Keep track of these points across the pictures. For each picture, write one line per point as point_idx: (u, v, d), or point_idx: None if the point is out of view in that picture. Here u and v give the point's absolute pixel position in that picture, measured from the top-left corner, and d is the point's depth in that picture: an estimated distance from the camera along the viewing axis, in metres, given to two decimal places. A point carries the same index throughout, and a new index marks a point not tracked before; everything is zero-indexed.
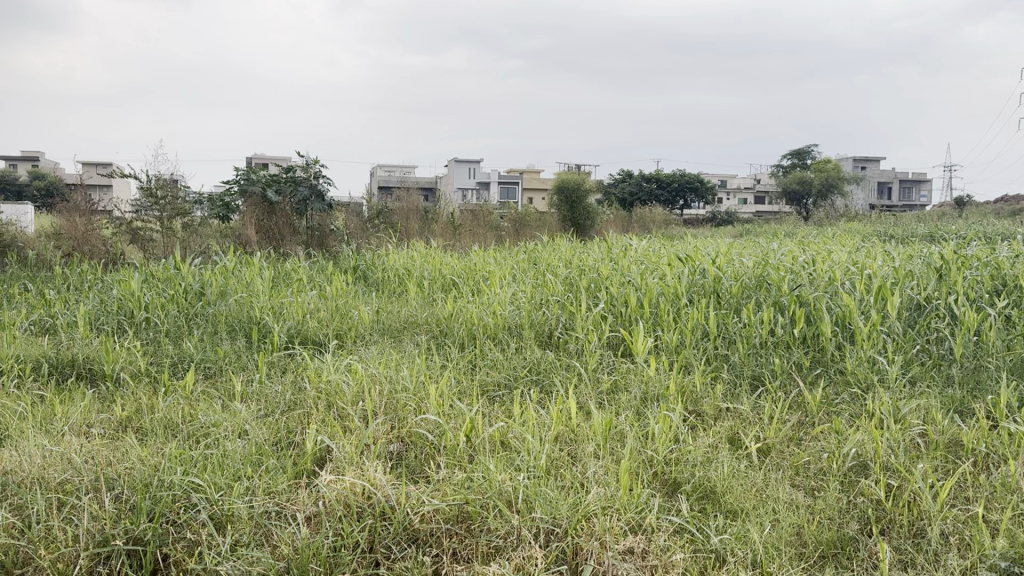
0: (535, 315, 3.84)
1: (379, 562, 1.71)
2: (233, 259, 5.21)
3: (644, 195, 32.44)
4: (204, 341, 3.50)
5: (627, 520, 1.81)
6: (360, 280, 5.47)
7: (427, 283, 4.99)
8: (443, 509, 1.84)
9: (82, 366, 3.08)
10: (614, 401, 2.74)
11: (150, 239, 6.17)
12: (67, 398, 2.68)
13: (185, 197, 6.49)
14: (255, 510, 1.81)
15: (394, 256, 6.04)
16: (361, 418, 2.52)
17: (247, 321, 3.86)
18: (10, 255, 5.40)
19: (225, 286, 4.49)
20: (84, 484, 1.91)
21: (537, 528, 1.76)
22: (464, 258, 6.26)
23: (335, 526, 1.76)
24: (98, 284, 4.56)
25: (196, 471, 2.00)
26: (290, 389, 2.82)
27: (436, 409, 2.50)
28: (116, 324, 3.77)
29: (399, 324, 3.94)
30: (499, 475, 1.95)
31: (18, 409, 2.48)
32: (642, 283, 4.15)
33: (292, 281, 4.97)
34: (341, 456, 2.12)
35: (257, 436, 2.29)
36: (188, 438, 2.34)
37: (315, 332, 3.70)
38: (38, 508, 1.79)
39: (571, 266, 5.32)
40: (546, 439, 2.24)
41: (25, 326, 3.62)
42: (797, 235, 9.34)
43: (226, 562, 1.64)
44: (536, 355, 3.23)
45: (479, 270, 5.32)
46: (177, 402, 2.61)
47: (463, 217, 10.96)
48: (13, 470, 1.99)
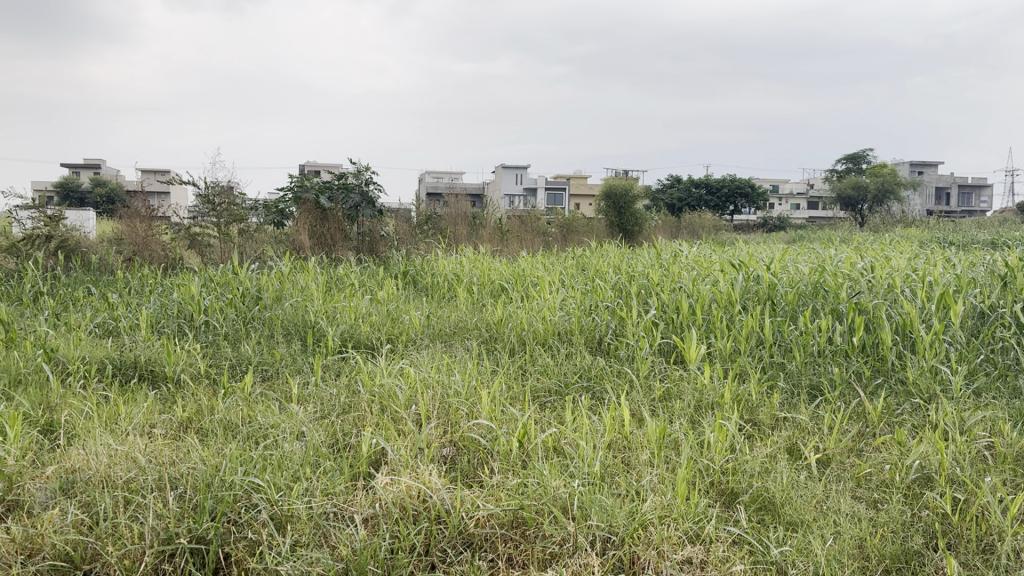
0: (585, 321, 3.82)
1: (435, 565, 1.72)
2: (287, 265, 5.30)
3: (693, 200, 32.13)
4: (261, 345, 3.57)
5: (684, 530, 1.79)
6: (410, 284, 5.52)
7: (477, 288, 5.01)
8: (498, 514, 1.84)
9: (145, 368, 3.16)
10: (667, 408, 2.71)
11: (208, 245, 6.36)
12: (131, 398, 2.76)
13: (241, 204, 6.64)
14: (314, 511, 1.83)
15: (443, 261, 6.07)
16: (414, 421, 2.54)
17: (303, 325, 3.92)
18: (75, 260, 5.58)
19: (280, 290, 4.57)
20: (149, 482, 1.95)
21: (594, 535, 1.75)
22: (513, 263, 6.28)
23: (392, 529, 1.77)
24: (159, 288, 4.68)
25: (257, 471, 2.04)
26: (344, 392, 2.85)
27: (489, 414, 2.51)
28: (176, 327, 3.86)
29: (449, 328, 3.96)
30: (553, 482, 1.94)
31: (84, 409, 2.55)
32: (694, 289, 4.10)
33: (344, 285, 5.04)
34: (396, 459, 2.14)
35: (314, 437, 2.32)
36: (248, 439, 2.39)
37: (368, 336, 3.74)
38: (105, 506, 1.84)
39: (620, 271, 5.29)
40: (600, 446, 2.22)
41: (90, 328, 3.73)
42: (852, 242, 9.15)
43: (286, 562, 1.65)
44: (587, 362, 3.22)
45: (528, 276, 5.32)
46: (236, 404, 2.67)
47: (511, 223, 10.98)
48: (81, 468, 2.04)
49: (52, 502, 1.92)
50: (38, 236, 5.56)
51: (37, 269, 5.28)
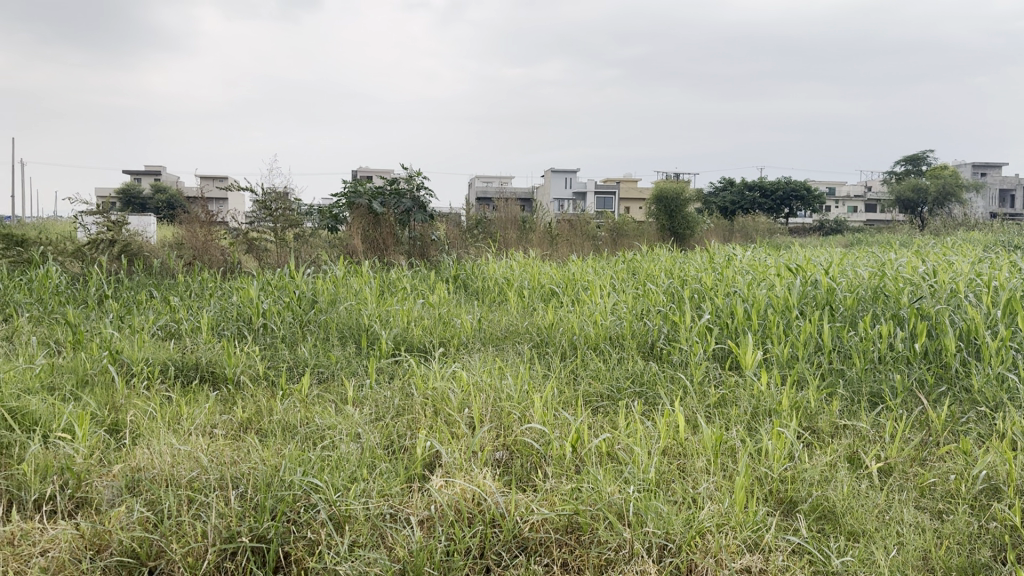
0: (637, 325, 3.80)
1: (491, 568, 1.72)
2: (341, 269, 5.38)
3: (746, 203, 31.66)
4: (317, 347, 3.63)
5: (742, 538, 1.76)
6: (461, 288, 5.56)
7: (528, 292, 5.02)
8: (552, 519, 1.84)
9: (206, 369, 3.25)
10: (723, 414, 2.67)
11: (265, 249, 6.49)
12: (192, 399, 2.83)
13: (296, 209, 6.77)
14: (371, 512, 1.85)
15: (494, 266, 6.10)
16: (468, 424, 2.55)
17: (357, 329, 3.97)
18: (138, 264, 5.74)
19: (335, 294, 4.65)
20: (211, 482, 2.00)
21: (650, 542, 1.73)
22: (563, 267, 6.27)
23: (448, 531, 1.79)
24: (219, 291, 4.79)
25: (315, 471, 2.07)
26: (398, 394, 2.88)
27: (542, 418, 2.50)
28: (236, 330, 3.95)
29: (501, 332, 3.97)
30: (608, 487, 1.93)
31: (149, 409, 2.62)
32: (749, 294, 4.04)
33: (396, 289, 5.09)
34: (451, 461, 2.15)
35: (370, 439, 2.36)
36: (305, 440, 2.43)
37: (421, 339, 3.77)
38: (169, 505, 1.89)
39: (672, 275, 5.25)
40: (655, 452, 2.20)
41: (154, 330, 3.84)
42: (912, 245, 8.91)
43: (344, 562, 1.68)
44: (640, 367, 3.20)
45: (579, 280, 5.31)
46: (293, 406, 2.72)
47: (561, 227, 10.97)
48: (145, 466, 2.10)
49: (119, 499, 1.98)
50: (102, 241, 5.74)
51: (102, 272, 5.45)
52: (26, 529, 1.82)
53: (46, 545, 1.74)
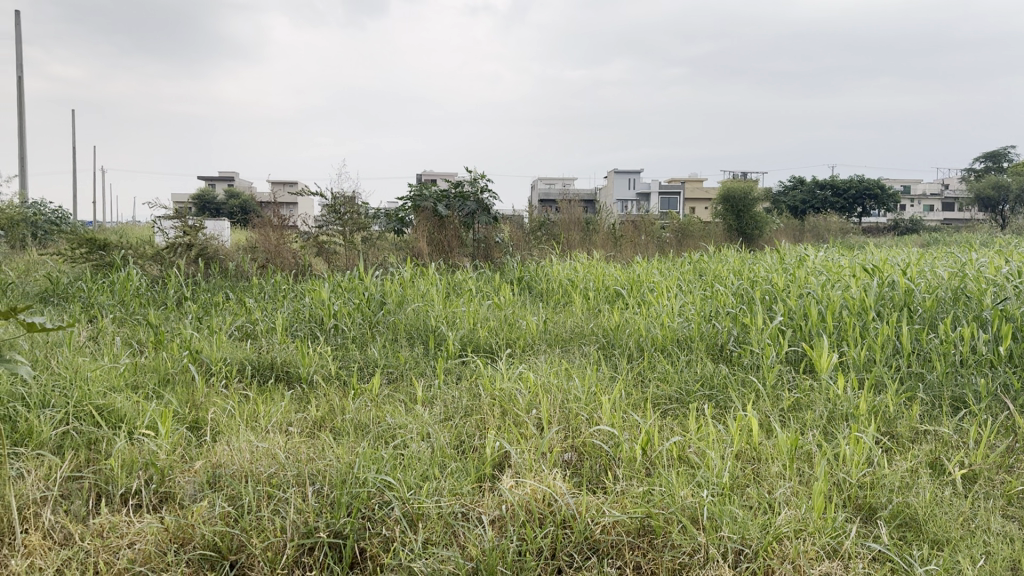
0: (705, 327, 3.74)
1: (563, 569, 1.72)
2: (409, 271, 5.46)
3: (815, 202, 30.89)
4: (387, 348, 3.70)
5: (821, 544, 1.72)
6: (526, 289, 5.57)
7: (593, 293, 5.01)
8: (624, 521, 1.83)
9: (281, 369, 3.34)
10: (798, 418, 2.62)
11: (334, 252, 6.61)
12: (268, 398, 2.90)
13: (364, 212, 6.88)
14: (443, 510, 1.88)
15: (558, 267, 6.10)
16: (536, 425, 2.56)
17: (424, 330, 4.03)
18: (214, 267, 5.92)
19: (403, 296, 4.71)
20: (289, 478, 2.05)
21: (726, 547, 1.71)
22: (629, 269, 6.23)
23: (519, 531, 1.79)
24: (291, 293, 4.91)
25: (388, 470, 2.11)
26: (466, 395, 2.90)
27: (610, 420, 2.49)
28: (308, 331, 4.04)
29: (567, 334, 3.96)
30: (681, 491, 1.91)
31: (227, 407, 2.70)
32: (823, 295, 3.95)
33: (463, 291, 5.13)
34: (520, 462, 2.16)
35: (441, 438, 2.38)
36: (378, 438, 2.47)
37: (488, 340, 3.79)
38: (250, 500, 1.94)
39: (741, 276, 5.15)
40: (728, 456, 2.17)
41: (231, 331, 3.96)
42: (995, 245, 8.55)
43: (419, 560, 1.70)
44: (710, 369, 3.15)
45: (645, 281, 5.26)
46: (365, 405, 2.77)
47: (626, 228, 10.88)
48: (226, 462, 2.16)
49: (201, 494, 2.04)
50: (181, 245, 5.94)
51: (180, 275, 5.64)
52: (114, 521, 1.90)
53: (133, 537, 1.81)
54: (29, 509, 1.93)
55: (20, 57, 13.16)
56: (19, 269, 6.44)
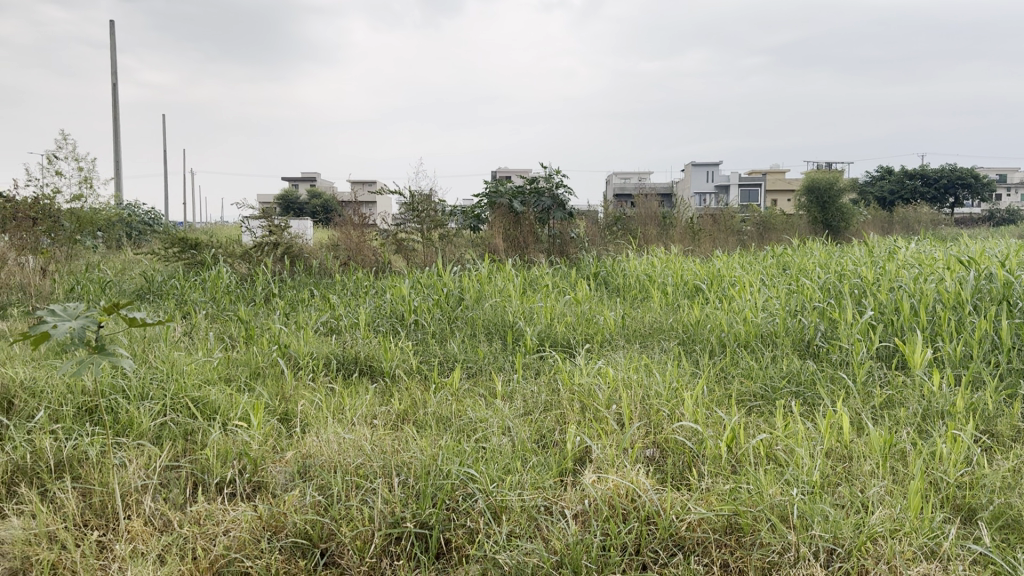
0: (790, 322, 3.65)
1: (647, 565, 1.71)
2: (486, 267, 5.50)
3: (904, 193, 29.72)
4: (466, 343, 3.74)
5: (918, 545, 1.66)
6: (602, 284, 5.54)
7: (672, 288, 4.94)
8: (710, 518, 1.80)
9: (364, 363, 3.41)
10: (890, 416, 2.53)
11: (412, 249, 6.73)
12: (354, 391, 2.98)
13: (441, 209, 6.97)
14: (526, 503, 1.89)
15: (636, 262, 6.04)
16: (617, 420, 2.54)
17: (502, 325, 4.05)
18: (299, 265, 6.09)
19: (481, 292, 4.75)
20: (375, 469, 2.10)
21: (817, 546, 1.67)
22: (707, 264, 6.12)
23: (602, 526, 1.79)
24: (372, 290, 5.02)
25: (471, 462, 2.14)
26: (545, 390, 2.90)
27: (694, 417, 2.45)
28: (389, 326, 4.13)
29: (646, 329, 3.92)
30: (770, 489, 1.87)
31: (315, 400, 2.78)
32: (915, 289, 3.80)
33: (541, 286, 5.14)
34: (602, 457, 2.15)
35: (522, 433, 2.39)
36: (459, 432, 2.50)
37: (566, 336, 3.79)
38: (339, 490, 2.00)
39: (827, 270, 5.00)
40: (818, 453, 2.11)
41: (316, 326, 4.07)
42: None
43: (503, 552, 1.72)
44: (796, 366, 3.07)
45: (726, 275, 5.17)
46: (446, 399, 2.81)
47: (704, 222, 10.72)
48: (316, 453, 2.23)
49: (291, 483, 2.11)
50: (267, 244, 6.13)
51: (266, 273, 5.83)
52: (209, 509, 1.97)
53: (229, 524, 1.87)
54: (132, 497, 2.03)
55: (116, 66, 13.79)
56: (117, 267, 6.76)
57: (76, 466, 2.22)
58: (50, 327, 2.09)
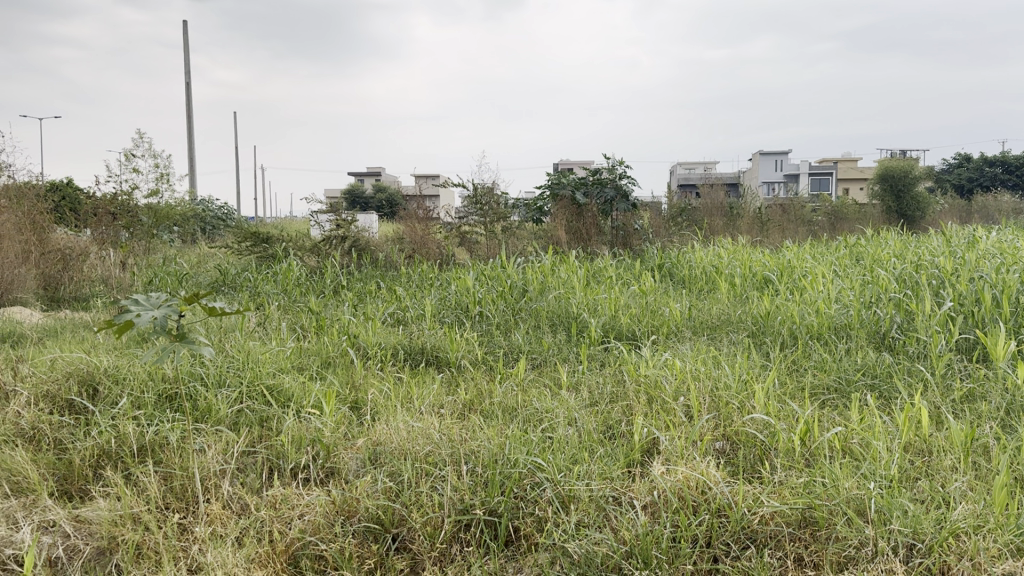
0: (864, 314, 3.56)
1: (719, 558, 1.69)
2: (550, 259, 5.50)
3: (984, 180, 28.54)
4: (531, 334, 3.76)
5: (1004, 541, 1.60)
6: (667, 276, 5.48)
7: (740, 280, 4.85)
8: (784, 512, 1.77)
9: (430, 354, 3.45)
10: (973, 410, 2.44)
11: (475, 242, 6.78)
12: (421, 380, 3.02)
13: (504, 202, 7.00)
14: (595, 494, 1.89)
15: (702, 253, 5.95)
16: (685, 412, 2.52)
17: (567, 317, 4.05)
18: (366, 258, 6.19)
19: (545, 283, 4.75)
20: (444, 457, 2.13)
21: (896, 541, 1.63)
22: (777, 254, 5.99)
23: (672, 517, 1.77)
24: (437, 282, 5.07)
25: (538, 452, 2.15)
26: (610, 381, 2.89)
27: (765, 409, 2.40)
28: (455, 317, 4.17)
29: (713, 321, 3.86)
30: (846, 483, 1.83)
31: (384, 389, 2.84)
32: (998, 279, 3.65)
33: (605, 278, 5.11)
34: (671, 448, 2.13)
35: (588, 424, 2.39)
36: (526, 422, 2.51)
37: (630, 327, 3.76)
38: (408, 477, 2.03)
39: (903, 260, 4.84)
40: (896, 447, 2.06)
41: (383, 317, 4.14)
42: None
43: (572, 541, 1.72)
44: (871, 359, 2.99)
45: (796, 266, 5.05)
46: (511, 389, 2.83)
47: (772, 212, 10.50)
48: (385, 440, 2.27)
49: (363, 470, 2.16)
50: (335, 237, 6.24)
51: (334, 266, 5.95)
52: (285, 493, 2.02)
53: (304, 509, 1.92)
54: (211, 481, 2.10)
55: (188, 65, 14.21)
56: (192, 261, 6.97)
57: (158, 451, 2.31)
58: (134, 316, 2.19)
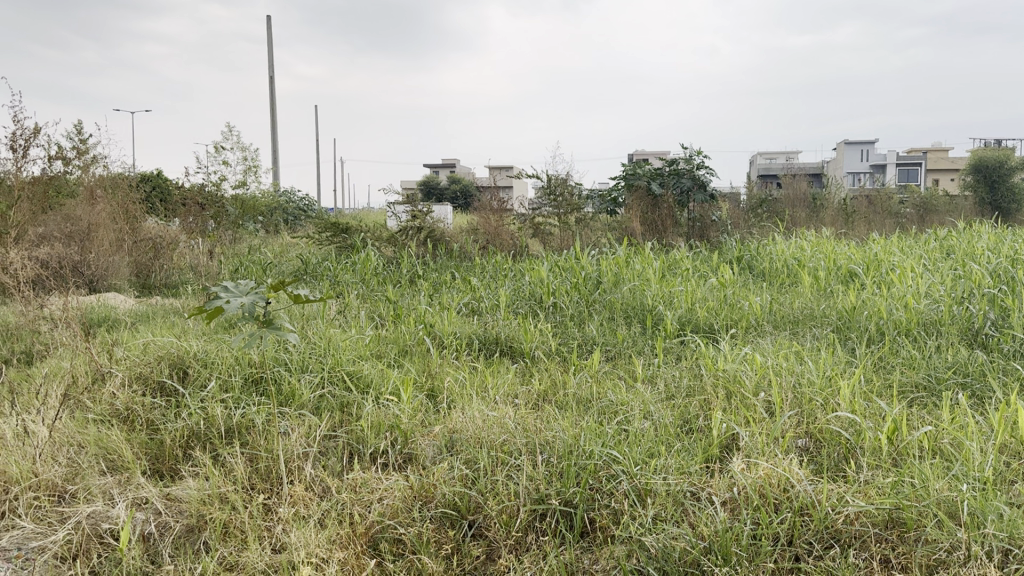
0: (956, 310, 3.41)
1: (801, 557, 1.65)
2: (625, 251, 5.45)
3: None
4: (605, 325, 3.74)
5: None
6: (746, 268, 5.36)
7: (824, 273, 4.71)
8: (870, 512, 1.72)
9: (505, 344, 3.47)
10: None
11: (549, 233, 6.86)
12: (495, 370, 3.04)
13: (578, 193, 6.98)
14: (672, 488, 1.87)
15: (782, 246, 5.79)
16: (765, 408, 2.46)
17: (642, 309, 4.01)
18: (441, 249, 6.26)
19: (619, 275, 4.72)
20: (520, 446, 2.14)
21: (991, 545, 1.56)
22: (863, 247, 5.79)
23: (753, 514, 1.74)
24: (511, 273, 5.09)
25: (614, 444, 2.13)
26: (687, 375, 2.85)
27: (850, 407, 2.33)
28: (528, 308, 4.18)
29: (795, 316, 3.76)
30: (936, 484, 1.77)
31: (460, 377, 2.87)
32: None
33: (682, 269, 5.04)
34: (752, 445, 2.08)
35: (664, 418, 2.36)
36: (600, 414, 2.50)
37: (708, 321, 3.70)
38: (484, 465, 2.06)
39: (1000, 254, 4.62)
40: (991, 449, 1.97)
41: (458, 307, 4.18)
42: None
43: (649, 535, 1.71)
44: (963, 357, 2.86)
45: (884, 260, 4.87)
46: (586, 380, 2.82)
47: (857, 203, 10.17)
48: (461, 429, 2.29)
49: (439, 457, 2.19)
50: (411, 228, 6.33)
51: (410, 256, 6.03)
52: (365, 477, 2.07)
53: (383, 493, 1.96)
54: (294, 463, 2.16)
55: (272, 60, 14.61)
56: (275, 250, 7.18)
57: (244, 433, 2.39)
58: (224, 302, 2.28)
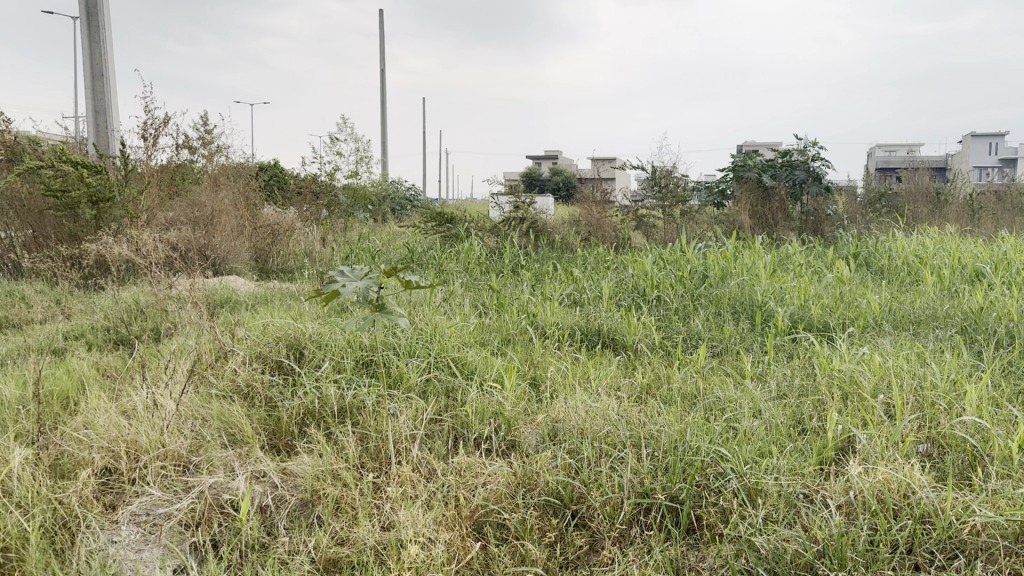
0: None
1: (922, 566, 1.58)
2: (732, 245, 5.32)
3: None
4: (711, 320, 3.67)
5: None
6: (863, 265, 5.13)
7: (948, 271, 4.46)
8: (999, 523, 1.63)
9: (607, 336, 3.45)
10: None
11: (653, 226, 6.75)
12: (599, 362, 3.03)
13: (684, 185, 6.87)
14: (784, 489, 1.81)
15: (902, 241, 5.55)
16: (884, 410, 2.36)
17: (750, 304, 3.91)
18: (543, 239, 6.26)
19: (726, 269, 4.61)
20: (624, 439, 2.13)
21: None
22: (991, 245, 5.44)
23: (871, 520, 1.67)
24: (614, 265, 5.04)
25: (721, 441, 2.09)
26: (799, 374, 2.75)
27: (977, 413, 2.21)
28: (632, 301, 4.14)
29: (916, 315, 3.57)
30: None
31: (562, 367, 2.87)
32: None
33: (792, 265, 4.88)
34: (869, 448, 2.00)
35: (775, 417, 2.29)
36: (707, 410, 2.45)
37: (821, 319, 3.57)
38: (588, 456, 2.05)
39: None
40: None
41: (560, 298, 4.19)
42: None
43: (760, 535, 1.67)
44: None
45: (1014, 259, 4.58)
46: (691, 375, 2.78)
47: (985, 199, 9.58)
48: (565, 418, 2.30)
49: (543, 446, 2.20)
50: (514, 219, 6.35)
51: (513, 246, 6.07)
52: (470, 461, 2.10)
53: (487, 478, 1.99)
54: (401, 444, 2.21)
55: (383, 55, 15.02)
56: (383, 238, 7.36)
57: (355, 413, 2.47)
58: (340, 286, 2.37)
